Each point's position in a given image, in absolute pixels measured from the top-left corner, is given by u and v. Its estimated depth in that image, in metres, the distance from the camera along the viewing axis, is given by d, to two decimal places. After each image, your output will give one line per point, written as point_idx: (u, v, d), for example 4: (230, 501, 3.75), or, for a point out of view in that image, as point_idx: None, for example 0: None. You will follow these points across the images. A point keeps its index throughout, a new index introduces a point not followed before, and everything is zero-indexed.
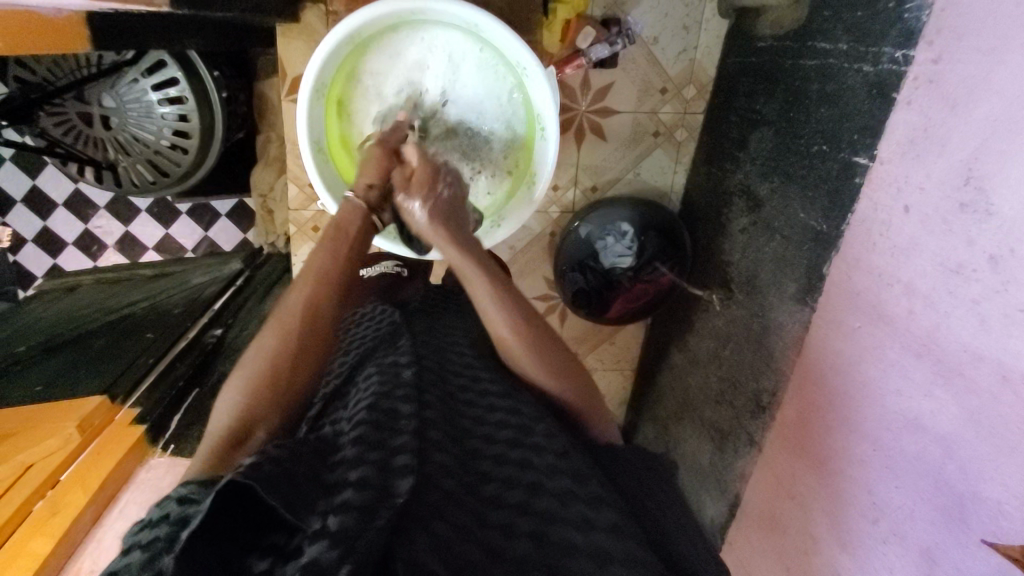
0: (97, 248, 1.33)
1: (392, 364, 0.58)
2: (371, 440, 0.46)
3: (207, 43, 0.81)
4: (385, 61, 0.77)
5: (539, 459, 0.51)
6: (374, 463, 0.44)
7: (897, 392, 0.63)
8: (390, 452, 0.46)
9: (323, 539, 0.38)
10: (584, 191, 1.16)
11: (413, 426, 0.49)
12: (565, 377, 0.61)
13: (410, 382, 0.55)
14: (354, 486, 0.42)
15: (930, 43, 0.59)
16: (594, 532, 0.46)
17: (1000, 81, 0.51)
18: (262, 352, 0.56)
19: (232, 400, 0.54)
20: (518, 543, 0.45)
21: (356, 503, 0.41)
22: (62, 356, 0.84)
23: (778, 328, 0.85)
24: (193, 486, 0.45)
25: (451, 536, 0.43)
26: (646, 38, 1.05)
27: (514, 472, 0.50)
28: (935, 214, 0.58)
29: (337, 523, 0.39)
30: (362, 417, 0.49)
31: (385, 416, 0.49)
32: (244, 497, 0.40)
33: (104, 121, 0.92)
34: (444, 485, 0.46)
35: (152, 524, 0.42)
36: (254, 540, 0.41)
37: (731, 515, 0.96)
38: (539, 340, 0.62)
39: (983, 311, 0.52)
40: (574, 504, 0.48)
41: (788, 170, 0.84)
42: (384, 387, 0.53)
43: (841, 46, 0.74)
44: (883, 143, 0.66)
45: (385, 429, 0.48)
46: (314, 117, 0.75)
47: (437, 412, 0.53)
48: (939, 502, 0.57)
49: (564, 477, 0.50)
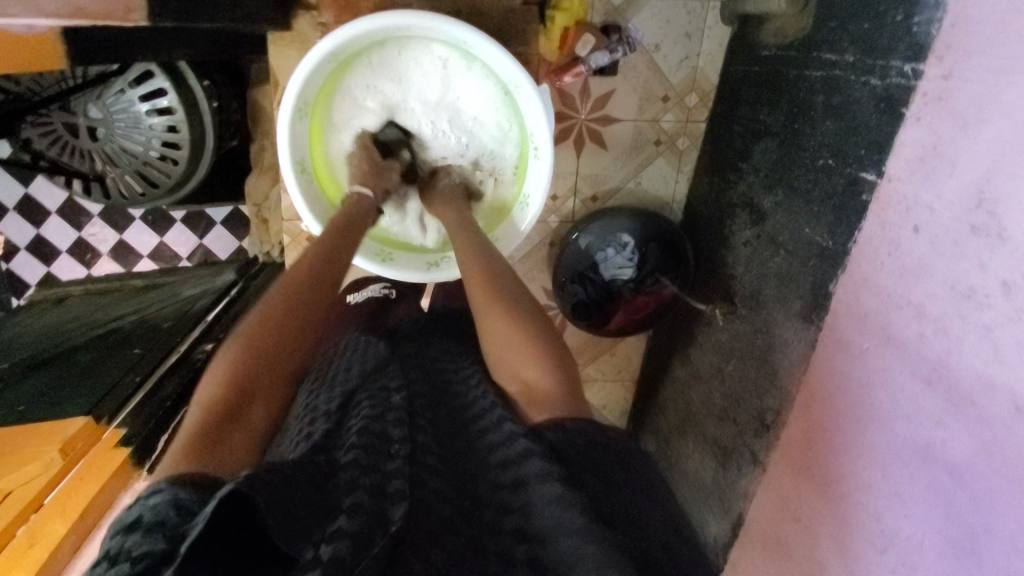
0: (91, 257, 1.32)
1: (381, 390, 0.57)
2: (364, 463, 0.45)
3: (196, 53, 0.79)
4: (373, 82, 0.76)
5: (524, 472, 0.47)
6: (369, 489, 0.42)
7: (905, 417, 0.60)
8: (384, 476, 0.44)
9: (316, 567, 0.37)
10: (584, 200, 1.14)
11: (405, 451, 0.48)
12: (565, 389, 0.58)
13: (400, 407, 0.54)
14: (349, 512, 0.40)
15: (939, 57, 0.57)
16: (568, 539, 0.41)
17: (1014, 99, 0.49)
18: (259, 335, 0.56)
19: (220, 382, 0.52)
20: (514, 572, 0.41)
21: (350, 530, 0.39)
22: (50, 371, 0.82)
23: (782, 346, 0.82)
24: (186, 488, 0.41)
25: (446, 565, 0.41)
26: (646, 45, 1.02)
27: (507, 496, 0.47)
28: (946, 235, 0.56)
29: (329, 552, 0.38)
30: (353, 441, 0.47)
31: (377, 440, 0.48)
32: (243, 514, 0.38)
33: (90, 132, 0.90)
34: (438, 512, 0.45)
35: (144, 531, 0.38)
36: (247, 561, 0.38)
37: (734, 535, 0.93)
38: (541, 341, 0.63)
39: (996, 339, 0.50)
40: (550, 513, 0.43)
41: (793, 183, 0.82)
42: (377, 410, 0.52)
43: (847, 58, 0.71)
44: (891, 160, 0.63)
45: (377, 453, 0.46)
46: (296, 133, 0.73)
47: (429, 437, 0.53)
48: (951, 534, 0.55)
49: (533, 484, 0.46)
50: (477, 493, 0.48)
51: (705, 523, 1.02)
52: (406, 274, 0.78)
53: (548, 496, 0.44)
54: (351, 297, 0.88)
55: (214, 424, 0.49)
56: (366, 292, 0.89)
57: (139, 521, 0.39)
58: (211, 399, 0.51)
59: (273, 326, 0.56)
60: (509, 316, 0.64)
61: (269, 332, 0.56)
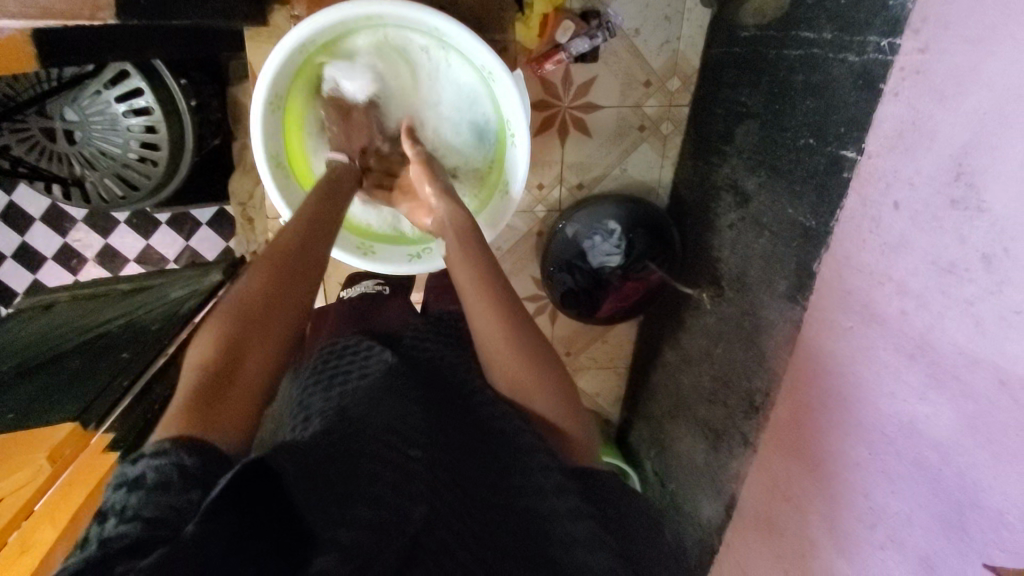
0: (76, 262, 1.31)
1: (398, 387, 0.56)
2: (386, 461, 0.45)
3: (170, 53, 0.78)
4: (356, 71, 0.75)
5: (543, 503, 0.47)
6: (389, 482, 0.43)
7: (890, 395, 0.61)
8: (405, 475, 0.44)
9: (334, 552, 0.37)
10: (570, 188, 1.13)
11: (422, 453, 0.47)
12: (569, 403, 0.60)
13: (419, 409, 0.52)
14: (367, 501, 0.41)
15: (916, 31, 0.57)
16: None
17: (989, 72, 0.49)
18: (245, 303, 0.55)
19: (208, 348, 0.52)
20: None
21: (368, 519, 0.40)
22: (39, 378, 0.82)
23: (768, 327, 0.83)
24: (190, 455, 0.42)
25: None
26: (627, 30, 1.02)
27: (521, 518, 0.47)
28: (926, 211, 0.56)
29: (350, 537, 0.38)
30: (373, 436, 0.47)
31: (398, 441, 0.47)
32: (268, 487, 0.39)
33: (68, 135, 0.89)
34: (456, 526, 0.43)
35: (148, 490, 0.38)
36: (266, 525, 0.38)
37: (727, 516, 0.94)
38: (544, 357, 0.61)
39: (977, 312, 0.50)
40: (575, 548, 0.45)
41: (774, 163, 0.82)
42: (396, 411, 0.51)
43: (825, 35, 0.71)
44: (871, 137, 0.63)
45: (397, 452, 0.46)
46: (269, 126, 0.72)
47: (450, 436, 0.51)
48: (938, 509, 0.55)
49: (563, 517, 0.46)
50: (490, 513, 0.46)
51: (698, 505, 1.03)
52: (392, 267, 0.78)
53: (576, 533, 0.45)
54: (343, 295, 0.87)
55: (205, 387, 0.48)
56: (360, 287, 0.88)
57: (142, 480, 0.39)
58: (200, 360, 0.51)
59: (258, 293, 0.56)
60: (522, 339, 0.61)
61: (254, 301, 0.55)
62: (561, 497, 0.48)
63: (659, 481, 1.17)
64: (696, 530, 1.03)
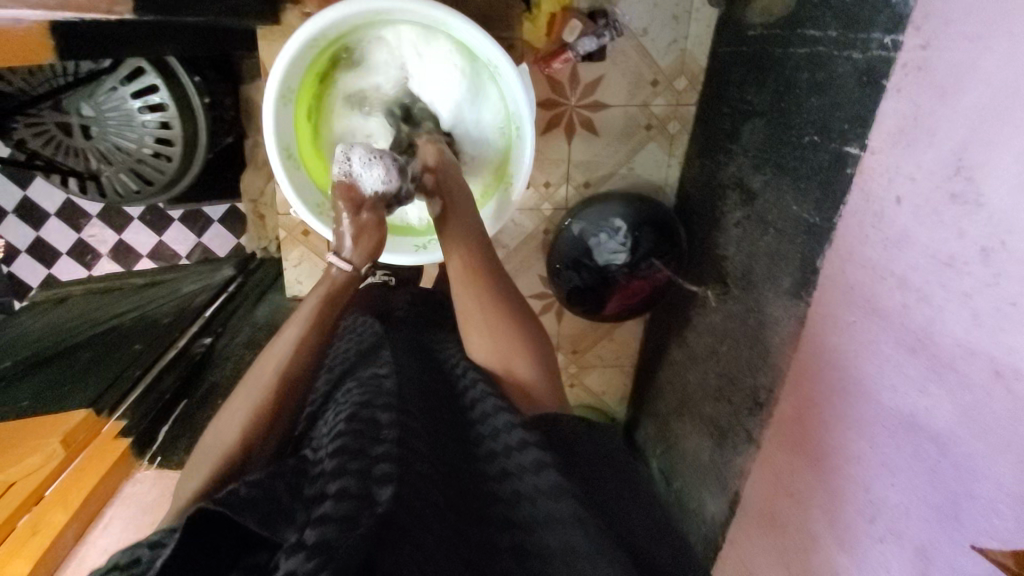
0: (91, 257, 1.33)
1: (372, 377, 0.56)
2: (352, 450, 0.44)
3: (185, 49, 0.80)
4: (376, 160, 0.68)
5: (510, 462, 0.49)
6: (354, 473, 0.42)
7: (891, 388, 0.61)
8: (371, 460, 0.43)
9: (300, 552, 0.37)
10: (577, 187, 1.14)
11: (395, 433, 0.46)
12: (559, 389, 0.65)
13: (390, 391, 0.52)
14: (335, 496, 0.40)
15: (918, 27, 0.57)
16: (559, 524, 0.43)
17: (988, 67, 0.49)
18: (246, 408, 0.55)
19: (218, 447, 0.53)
20: (500, 560, 0.43)
21: (336, 514, 0.39)
22: (53, 367, 0.84)
23: (773, 323, 0.83)
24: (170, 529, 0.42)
25: (434, 547, 0.40)
26: (634, 29, 1.02)
27: (495, 487, 0.48)
28: (926, 205, 0.56)
29: (315, 536, 0.37)
30: (342, 429, 0.47)
31: (367, 425, 0.47)
32: (216, 527, 0.39)
33: (84, 130, 0.91)
34: (430, 497, 0.44)
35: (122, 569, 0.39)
36: (236, 559, 0.39)
37: (730, 512, 0.94)
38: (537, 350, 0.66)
39: (975, 305, 0.50)
40: (541, 499, 0.45)
41: (780, 161, 0.82)
42: (367, 396, 0.51)
43: (830, 33, 0.72)
44: (873, 133, 0.64)
45: (365, 437, 0.46)
46: (283, 121, 0.73)
47: (421, 422, 0.51)
48: (935, 501, 0.56)
49: (528, 470, 0.47)
50: (473, 485, 0.49)
51: (702, 501, 1.03)
52: (396, 256, 0.79)
53: (541, 485, 0.45)
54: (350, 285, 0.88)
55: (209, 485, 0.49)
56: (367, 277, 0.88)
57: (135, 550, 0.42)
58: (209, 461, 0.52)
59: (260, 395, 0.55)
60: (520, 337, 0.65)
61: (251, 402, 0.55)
62: (524, 454, 0.48)
63: (665, 478, 1.18)
64: (701, 527, 1.03)
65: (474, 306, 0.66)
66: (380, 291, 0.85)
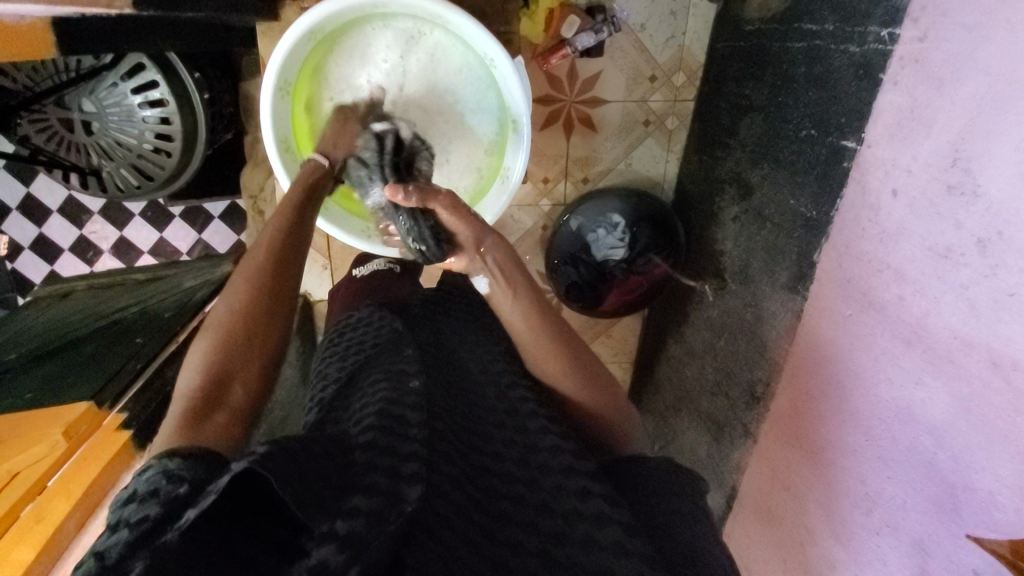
0: (93, 253, 1.34)
1: (399, 372, 0.54)
2: (383, 446, 0.43)
3: (187, 44, 0.81)
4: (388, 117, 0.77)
5: (546, 480, 0.49)
6: (384, 470, 0.41)
7: (888, 380, 0.62)
8: (401, 458, 0.42)
9: (331, 542, 0.36)
10: (575, 183, 1.14)
11: (421, 433, 0.45)
12: (611, 406, 0.63)
13: (418, 391, 0.51)
14: (365, 490, 0.39)
15: (915, 20, 0.57)
16: (598, 550, 0.43)
17: (985, 59, 0.49)
18: (228, 317, 0.58)
19: (201, 371, 0.54)
20: (524, 560, 0.43)
21: (365, 508, 0.38)
22: (53, 361, 0.84)
23: (770, 317, 0.83)
24: (178, 459, 0.44)
25: (460, 548, 0.41)
26: (633, 25, 1.03)
27: (523, 491, 0.48)
28: (923, 197, 0.57)
29: (346, 527, 0.36)
30: (372, 423, 0.46)
31: (395, 422, 0.46)
32: (256, 493, 0.38)
33: (85, 126, 0.92)
34: (453, 498, 0.44)
35: (139, 501, 0.40)
36: (261, 527, 0.37)
37: (727, 507, 0.95)
38: (582, 365, 0.64)
39: (972, 297, 0.51)
40: (580, 522, 0.45)
41: (777, 156, 0.82)
42: (393, 393, 0.49)
43: (827, 27, 0.72)
44: (870, 126, 0.64)
45: (394, 435, 0.44)
46: (279, 113, 0.75)
47: (446, 425, 0.51)
48: (931, 493, 0.56)
49: (571, 495, 0.47)
50: (510, 490, 0.48)
51: None
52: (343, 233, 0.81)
53: (586, 512, 0.45)
54: (356, 272, 0.89)
55: (194, 408, 0.51)
56: (371, 266, 0.89)
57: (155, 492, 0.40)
58: (193, 383, 0.54)
59: (243, 298, 0.59)
60: (571, 359, 0.64)
61: (237, 307, 0.58)
62: (569, 477, 0.48)
63: None
64: None
65: (523, 322, 0.66)
66: (383, 280, 0.85)
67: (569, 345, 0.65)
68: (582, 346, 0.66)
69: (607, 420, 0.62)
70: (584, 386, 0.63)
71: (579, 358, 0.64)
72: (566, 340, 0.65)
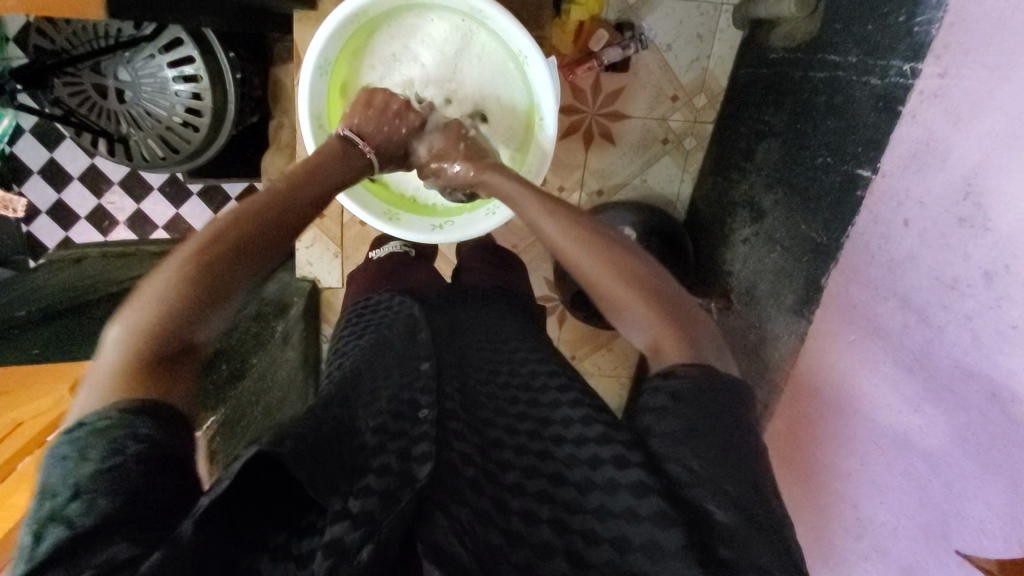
0: (108, 224, 1.35)
1: (411, 359, 0.56)
2: (392, 431, 0.45)
3: (227, 25, 0.83)
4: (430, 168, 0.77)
5: (559, 449, 0.48)
6: (395, 452, 0.43)
7: (886, 405, 0.62)
8: (412, 440, 0.44)
9: (344, 520, 0.37)
10: (590, 194, 1.15)
11: (433, 415, 0.47)
12: (656, 306, 0.53)
13: (429, 375, 0.52)
14: (377, 471, 0.40)
15: (937, 57, 0.59)
16: (613, 518, 0.42)
17: (1003, 97, 0.51)
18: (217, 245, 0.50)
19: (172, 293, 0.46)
20: (537, 530, 0.43)
21: (378, 488, 0.39)
22: None
23: (773, 339, 0.85)
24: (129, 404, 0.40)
25: (471, 522, 0.41)
26: (659, 45, 1.05)
27: (535, 461, 0.48)
28: (934, 228, 0.58)
29: (358, 506, 0.38)
30: (384, 408, 0.48)
31: (407, 407, 0.47)
32: (252, 488, 0.38)
33: (118, 94, 0.95)
34: (464, 473, 0.45)
35: (99, 466, 0.37)
36: (270, 511, 0.39)
37: None
38: (614, 254, 0.57)
39: (975, 326, 0.52)
40: (592, 491, 0.44)
41: (792, 182, 0.84)
42: (404, 380, 0.51)
43: (851, 59, 0.73)
44: (887, 156, 0.65)
45: (405, 419, 0.46)
46: (316, 93, 0.76)
47: (456, 403, 0.52)
48: (923, 521, 0.57)
49: (583, 464, 0.46)
50: (525, 462, 0.48)
51: None
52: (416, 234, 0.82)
53: (597, 479, 0.44)
54: (372, 254, 0.92)
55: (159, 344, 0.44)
56: (388, 247, 0.92)
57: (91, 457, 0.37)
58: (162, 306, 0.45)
59: (251, 218, 0.53)
60: (603, 252, 0.57)
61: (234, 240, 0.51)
62: (581, 446, 0.47)
63: None
64: None
65: (553, 225, 0.61)
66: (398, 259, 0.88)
67: (604, 244, 0.58)
68: (653, 260, 0.58)
69: (648, 322, 0.53)
70: (623, 283, 0.55)
71: (687, 312, 0.54)
72: (592, 239, 0.58)
